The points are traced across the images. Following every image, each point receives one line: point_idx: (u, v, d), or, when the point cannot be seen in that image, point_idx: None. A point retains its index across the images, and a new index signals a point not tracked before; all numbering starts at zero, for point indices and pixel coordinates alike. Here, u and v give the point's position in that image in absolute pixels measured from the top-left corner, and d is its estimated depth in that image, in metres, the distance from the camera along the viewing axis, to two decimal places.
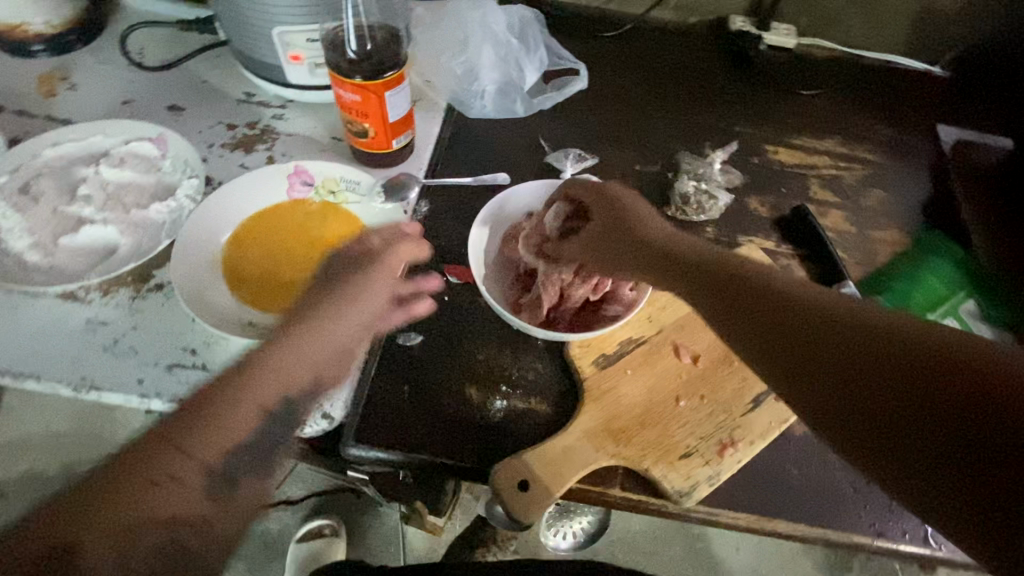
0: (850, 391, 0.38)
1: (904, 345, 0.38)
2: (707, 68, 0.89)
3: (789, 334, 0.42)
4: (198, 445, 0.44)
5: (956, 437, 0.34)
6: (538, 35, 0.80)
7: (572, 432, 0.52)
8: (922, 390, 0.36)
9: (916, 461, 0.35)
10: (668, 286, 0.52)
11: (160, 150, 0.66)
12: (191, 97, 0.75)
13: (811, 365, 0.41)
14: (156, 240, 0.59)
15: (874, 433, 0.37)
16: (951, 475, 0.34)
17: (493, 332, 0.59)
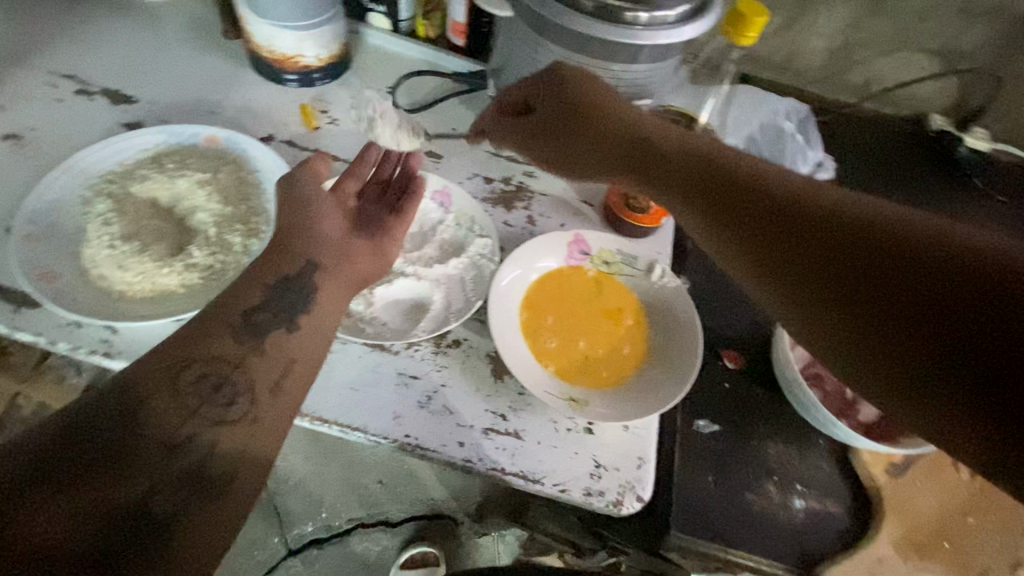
0: (821, 279, 0.39)
1: (981, 266, 0.34)
2: (911, 166, 0.90)
3: (783, 213, 0.43)
4: (215, 368, 0.47)
5: (937, 334, 0.34)
6: (814, 135, 0.82)
7: (881, 542, 0.54)
8: (930, 299, 0.35)
9: (903, 308, 0.36)
10: (752, 236, 0.44)
11: (443, 203, 0.68)
12: (446, 145, 0.77)
13: (798, 238, 0.41)
14: (464, 298, 0.61)
15: (878, 319, 0.37)
16: (950, 381, 0.33)
17: (779, 424, 0.60)
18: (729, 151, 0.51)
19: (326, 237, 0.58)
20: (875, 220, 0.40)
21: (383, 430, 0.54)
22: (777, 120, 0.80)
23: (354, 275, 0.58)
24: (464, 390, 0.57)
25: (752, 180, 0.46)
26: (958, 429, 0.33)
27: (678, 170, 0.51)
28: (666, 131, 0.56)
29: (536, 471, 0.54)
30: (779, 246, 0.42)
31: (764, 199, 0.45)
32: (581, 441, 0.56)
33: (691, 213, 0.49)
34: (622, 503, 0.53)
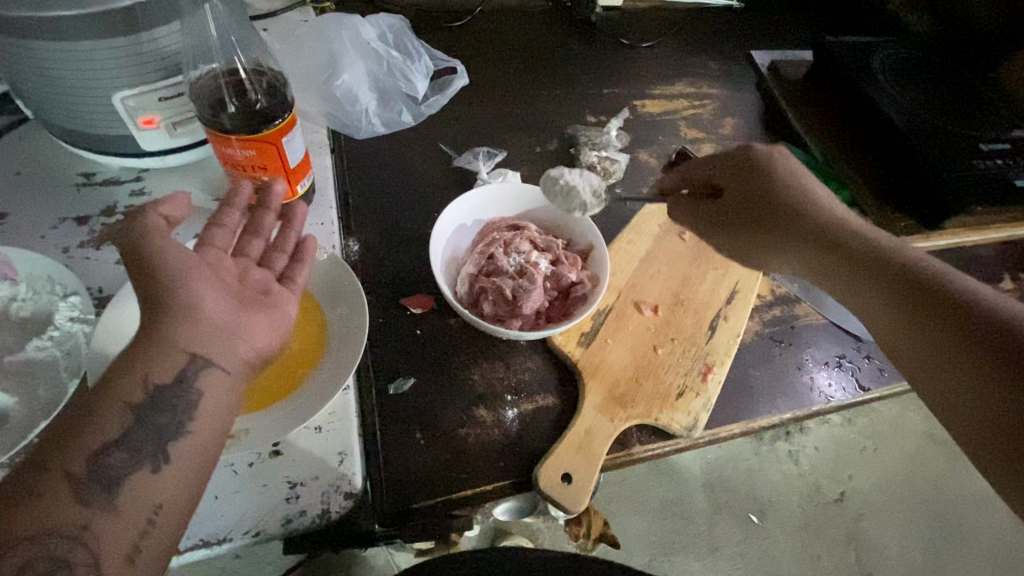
0: (919, 310, 0.51)
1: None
2: (558, 41, 0.93)
3: (892, 278, 0.53)
4: None
5: (1004, 379, 0.45)
6: (416, 44, 0.82)
7: (586, 412, 0.56)
8: (1007, 356, 0.45)
9: (971, 357, 0.47)
10: (854, 283, 0.56)
11: (6, 275, 0.53)
12: (12, 198, 0.61)
13: (902, 305, 0.52)
14: (59, 382, 0.48)
15: (953, 360, 0.48)
16: (1012, 424, 0.44)
17: (476, 347, 0.59)
18: (811, 200, 0.60)
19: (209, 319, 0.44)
20: (969, 297, 0.50)
21: None
22: (377, 45, 0.79)
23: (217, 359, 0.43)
24: None
25: (871, 247, 0.55)
26: (993, 457, 0.44)
27: (797, 249, 0.59)
28: (824, 202, 0.60)
29: (218, 530, 0.47)
30: (873, 275, 0.54)
31: (906, 271, 0.53)
32: (266, 470, 0.49)
33: (812, 271, 0.60)
34: (328, 510, 0.48)
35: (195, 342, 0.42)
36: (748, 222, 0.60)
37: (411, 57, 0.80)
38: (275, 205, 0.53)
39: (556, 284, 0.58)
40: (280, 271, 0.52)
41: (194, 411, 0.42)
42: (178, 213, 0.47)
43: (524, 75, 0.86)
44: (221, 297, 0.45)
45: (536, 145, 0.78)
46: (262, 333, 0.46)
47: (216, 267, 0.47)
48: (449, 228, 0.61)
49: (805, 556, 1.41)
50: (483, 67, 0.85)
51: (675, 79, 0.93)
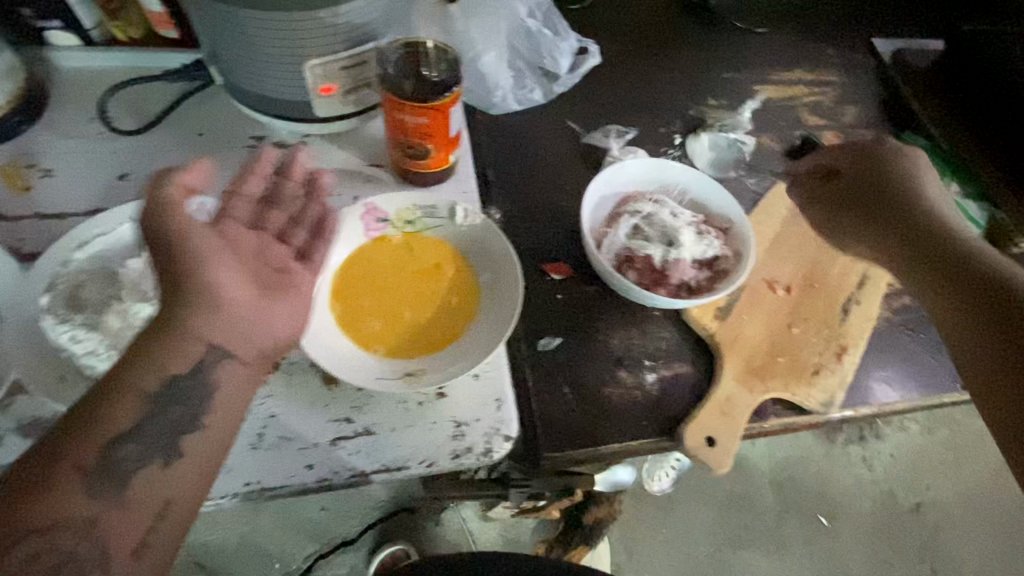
0: (980, 297, 0.51)
1: None
2: (677, 25, 0.93)
3: (964, 270, 0.53)
4: None
5: None
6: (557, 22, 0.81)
7: (726, 382, 0.58)
8: None
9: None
10: (917, 267, 0.56)
11: (204, 223, 0.59)
12: (197, 155, 0.67)
13: (964, 289, 0.52)
14: None
15: (1011, 350, 0.47)
16: None
17: (617, 312, 0.62)
18: (911, 184, 0.59)
19: (224, 307, 0.46)
20: None
21: (218, 488, 0.49)
22: (525, 18, 0.78)
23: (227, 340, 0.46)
24: (297, 410, 0.53)
25: (954, 238, 0.55)
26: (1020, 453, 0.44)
27: (876, 225, 0.59)
28: (919, 189, 0.60)
29: (396, 458, 0.52)
30: (941, 263, 0.54)
31: (982, 265, 0.52)
32: (434, 410, 0.54)
33: (876, 253, 0.60)
34: (491, 451, 0.53)
35: (218, 330, 0.46)
36: (855, 185, 0.61)
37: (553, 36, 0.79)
38: (293, 174, 0.56)
39: (702, 260, 0.60)
40: (301, 245, 0.53)
41: (206, 403, 0.45)
42: (198, 184, 0.49)
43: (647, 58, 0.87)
44: (240, 279, 0.47)
45: (661, 125, 0.79)
46: (282, 317, 0.48)
47: (235, 243, 0.49)
48: (598, 199, 0.64)
49: (877, 561, 1.37)
50: (606, 49, 0.87)
51: (794, 65, 0.92)
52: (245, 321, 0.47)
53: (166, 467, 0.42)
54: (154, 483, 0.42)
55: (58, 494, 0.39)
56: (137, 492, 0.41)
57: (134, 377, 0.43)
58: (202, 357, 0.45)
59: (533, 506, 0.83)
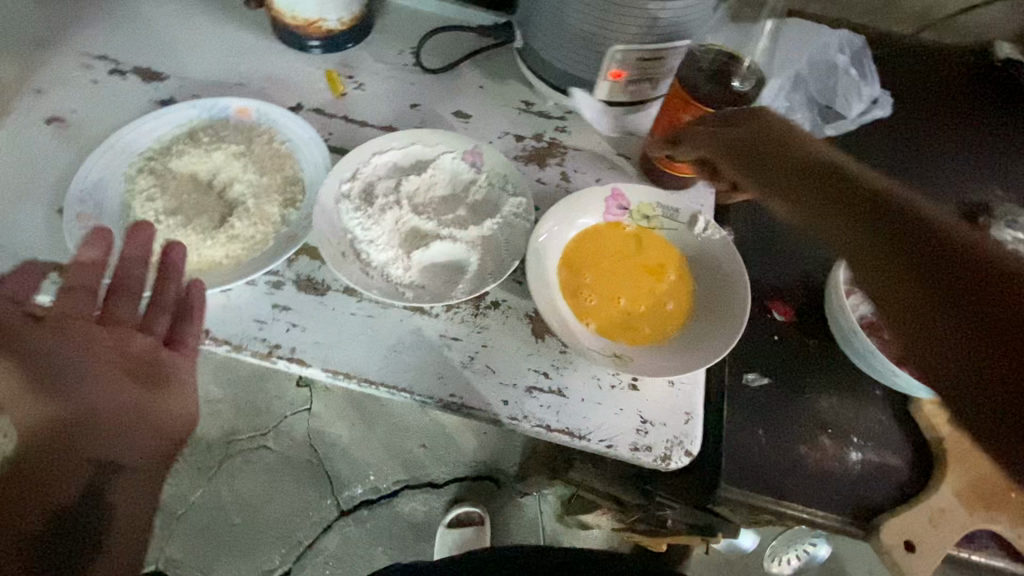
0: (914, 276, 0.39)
1: None
2: (979, 98, 0.83)
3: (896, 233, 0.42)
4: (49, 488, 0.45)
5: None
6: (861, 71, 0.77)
7: (944, 492, 0.52)
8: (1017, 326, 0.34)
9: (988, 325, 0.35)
10: (831, 229, 0.46)
11: (472, 163, 0.66)
12: (474, 104, 0.75)
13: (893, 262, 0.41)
14: (502, 259, 0.59)
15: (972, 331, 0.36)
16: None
17: (833, 375, 0.58)
18: (835, 156, 0.50)
19: (84, 366, 0.49)
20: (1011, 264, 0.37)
21: (427, 390, 0.54)
22: (820, 56, 0.76)
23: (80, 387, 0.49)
24: (506, 350, 0.57)
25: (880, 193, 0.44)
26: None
27: (789, 171, 0.51)
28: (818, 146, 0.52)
29: (581, 427, 0.53)
30: (868, 220, 0.43)
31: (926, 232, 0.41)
32: (625, 398, 0.55)
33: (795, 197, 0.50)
34: (669, 458, 0.52)
35: (109, 435, 0.49)
36: (744, 138, 0.54)
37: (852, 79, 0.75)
38: (147, 258, 0.54)
39: None
40: (166, 331, 0.53)
41: (131, 441, 0.49)
42: (31, 301, 0.50)
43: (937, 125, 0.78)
44: (105, 347, 0.50)
45: (931, 201, 0.72)
46: (176, 404, 0.51)
47: (93, 341, 0.50)
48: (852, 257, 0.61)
49: None
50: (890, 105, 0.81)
51: None
52: (103, 378, 0.49)
53: (122, 469, 0.48)
54: (125, 492, 0.48)
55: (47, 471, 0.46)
56: (116, 505, 0.47)
57: (70, 388, 0.48)
58: (104, 435, 0.48)
59: (644, 527, 0.82)
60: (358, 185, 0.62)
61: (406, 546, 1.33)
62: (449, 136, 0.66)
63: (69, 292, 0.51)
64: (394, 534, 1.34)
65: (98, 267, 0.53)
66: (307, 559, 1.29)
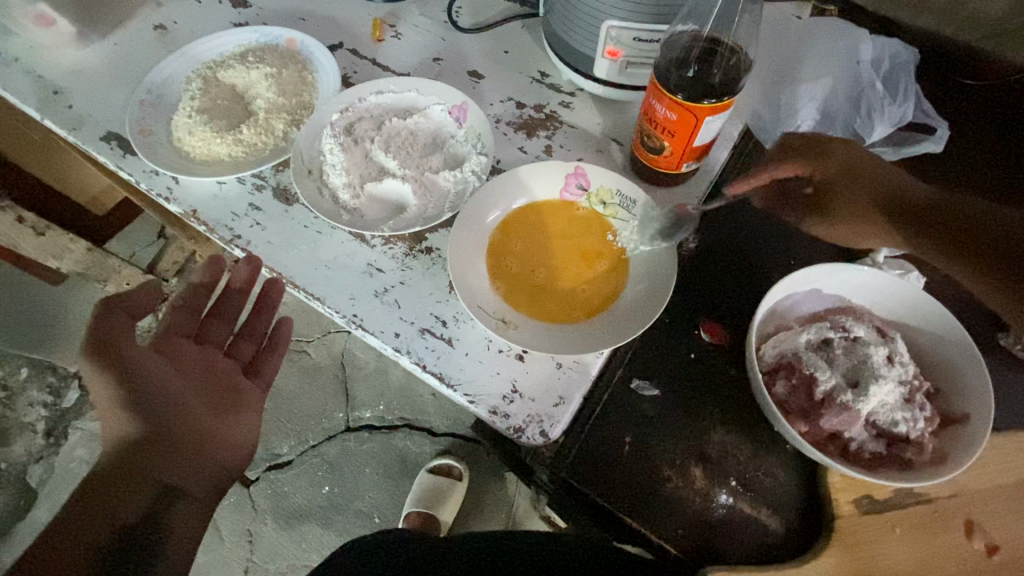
0: None
1: None
2: None
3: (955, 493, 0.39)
4: (112, 510, 0.47)
5: None
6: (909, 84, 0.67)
7: (808, 571, 0.45)
8: None
9: None
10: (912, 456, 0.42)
11: (456, 118, 0.69)
12: (491, 67, 0.77)
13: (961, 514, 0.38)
14: (439, 208, 0.62)
15: None
16: None
17: (738, 411, 0.52)
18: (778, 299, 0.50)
19: (171, 387, 0.52)
20: None
21: (338, 306, 0.60)
22: (864, 70, 0.67)
23: (173, 407, 0.51)
24: (418, 291, 0.60)
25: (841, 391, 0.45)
26: None
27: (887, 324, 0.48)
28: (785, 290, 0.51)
29: (453, 377, 0.55)
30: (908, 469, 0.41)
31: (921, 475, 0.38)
32: (507, 364, 0.56)
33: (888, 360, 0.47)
34: (524, 432, 0.52)
35: (186, 450, 0.51)
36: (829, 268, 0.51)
37: (891, 97, 0.66)
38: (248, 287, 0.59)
39: (885, 435, 0.46)
40: (248, 358, 0.59)
41: (205, 455, 0.52)
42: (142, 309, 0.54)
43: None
44: (193, 378, 0.53)
45: None
46: (237, 433, 0.54)
47: (180, 362, 0.53)
48: (804, 291, 0.52)
49: None
50: (970, 143, 0.68)
51: None
52: (192, 397, 0.52)
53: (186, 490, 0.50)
54: (183, 510, 0.49)
55: (120, 491, 0.48)
56: (175, 523, 0.48)
57: (151, 409, 0.50)
58: (193, 438, 0.51)
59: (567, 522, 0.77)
60: (347, 118, 0.69)
61: (392, 477, 1.38)
62: (444, 90, 0.70)
63: (176, 310, 0.56)
64: (385, 463, 1.39)
65: (209, 289, 0.58)
66: (308, 456, 1.38)
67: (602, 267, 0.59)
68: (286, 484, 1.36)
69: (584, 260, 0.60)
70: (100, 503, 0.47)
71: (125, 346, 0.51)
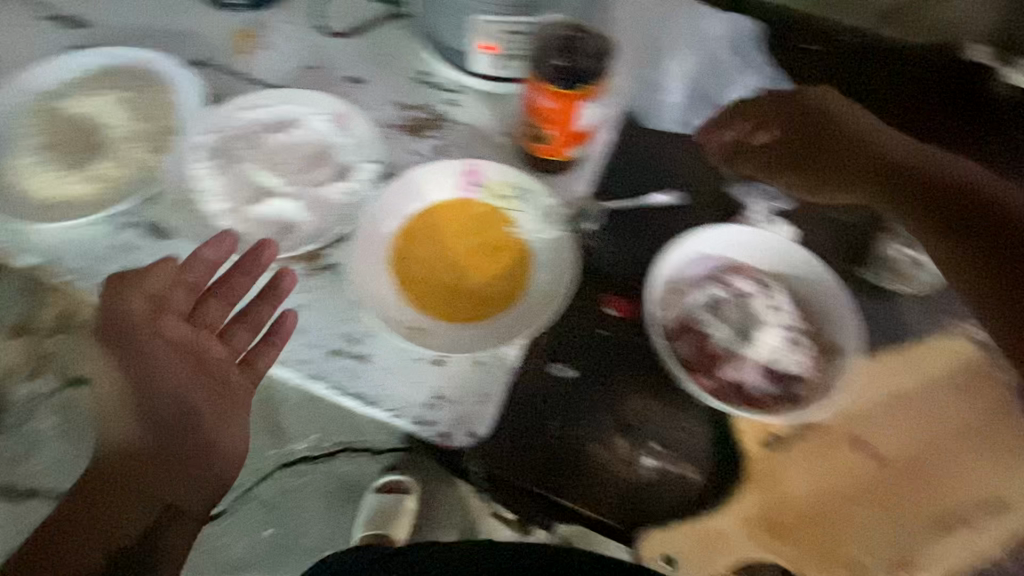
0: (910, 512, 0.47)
1: None
2: (926, 102, 0.75)
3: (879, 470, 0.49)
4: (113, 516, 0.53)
5: None
6: (754, 51, 0.73)
7: (729, 516, 0.49)
8: None
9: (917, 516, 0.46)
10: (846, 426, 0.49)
11: (339, 127, 0.66)
12: (370, 71, 0.75)
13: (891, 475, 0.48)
14: (331, 222, 0.59)
15: None
16: None
17: (651, 378, 0.55)
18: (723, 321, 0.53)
19: (177, 380, 0.54)
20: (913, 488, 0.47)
21: (235, 341, 0.56)
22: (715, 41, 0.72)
23: (181, 405, 0.54)
24: (320, 311, 0.57)
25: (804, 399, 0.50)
26: None
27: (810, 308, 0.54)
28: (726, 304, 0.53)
29: (371, 394, 0.54)
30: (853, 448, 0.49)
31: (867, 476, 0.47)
32: (425, 371, 0.55)
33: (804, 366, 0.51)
34: (450, 436, 0.53)
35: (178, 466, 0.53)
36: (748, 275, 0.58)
37: (741, 63, 0.72)
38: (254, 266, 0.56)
39: (777, 373, 0.51)
40: (245, 346, 0.56)
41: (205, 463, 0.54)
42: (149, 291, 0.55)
43: (892, 116, 0.72)
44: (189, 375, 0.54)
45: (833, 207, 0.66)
46: (229, 442, 0.54)
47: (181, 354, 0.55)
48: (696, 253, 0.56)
49: None
50: (819, 100, 0.74)
51: None
52: (189, 399, 0.54)
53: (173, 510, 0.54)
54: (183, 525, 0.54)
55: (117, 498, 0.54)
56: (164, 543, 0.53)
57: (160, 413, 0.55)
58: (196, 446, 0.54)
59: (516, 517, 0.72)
60: (217, 139, 0.64)
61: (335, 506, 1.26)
62: (322, 99, 0.67)
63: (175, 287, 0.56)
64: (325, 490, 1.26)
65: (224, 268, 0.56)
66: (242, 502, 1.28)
67: (508, 259, 0.59)
68: (221, 536, 1.25)
69: (488, 254, 0.60)
70: (103, 510, 0.54)
71: (138, 341, 0.55)
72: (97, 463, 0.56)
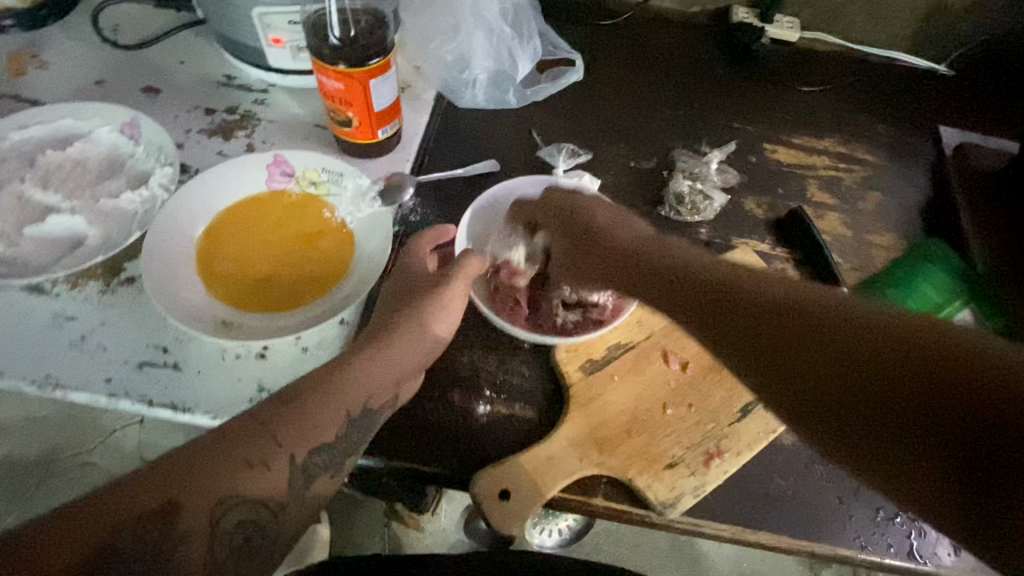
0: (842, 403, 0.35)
1: (873, 389, 0.34)
2: (703, 61, 0.86)
3: (750, 329, 0.39)
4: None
5: (912, 417, 0.33)
6: (530, 21, 0.77)
7: (557, 440, 0.51)
8: (931, 395, 0.32)
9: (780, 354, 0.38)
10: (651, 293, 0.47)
11: (131, 136, 0.62)
12: (169, 79, 0.72)
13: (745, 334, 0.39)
14: (127, 232, 0.57)
15: (864, 435, 0.34)
16: (954, 454, 0.31)
17: (479, 332, 0.57)
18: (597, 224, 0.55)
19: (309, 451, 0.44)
20: (769, 309, 0.39)
21: (21, 373, 0.51)
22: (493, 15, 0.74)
23: (232, 479, 0.41)
24: (125, 326, 0.54)
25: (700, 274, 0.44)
26: (931, 489, 0.33)
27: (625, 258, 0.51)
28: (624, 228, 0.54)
29: (187, 400, 0.51)
30: (717, 324, 0.41)
31: (761, 313, 0.39)
32: (247, 366, 0.53)
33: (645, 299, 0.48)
34: None
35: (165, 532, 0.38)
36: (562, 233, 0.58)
37: (523, 36, 0.76)
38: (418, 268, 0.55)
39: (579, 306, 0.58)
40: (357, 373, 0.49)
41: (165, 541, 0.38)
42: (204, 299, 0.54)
43: (673, 79, 0.83)
44: (294, 441, 0.44)
45: (632, 159, 0.73)
46: (236, 517, 0.41)
47: (302, 422, 0.45)
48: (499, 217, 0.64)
49: None
50: (613, 69, 0.82)
51: (829, 130, 0.80)
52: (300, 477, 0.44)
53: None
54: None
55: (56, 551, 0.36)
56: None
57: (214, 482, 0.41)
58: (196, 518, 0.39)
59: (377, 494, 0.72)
60: None
61: None
62: (109, 110, 0.63)
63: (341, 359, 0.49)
64: None
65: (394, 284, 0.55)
66: None
67: (324, 242, 0.59)
68: None
69: (305, 241, 0.59)
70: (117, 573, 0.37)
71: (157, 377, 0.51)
72: (106, 509, 0.38)
